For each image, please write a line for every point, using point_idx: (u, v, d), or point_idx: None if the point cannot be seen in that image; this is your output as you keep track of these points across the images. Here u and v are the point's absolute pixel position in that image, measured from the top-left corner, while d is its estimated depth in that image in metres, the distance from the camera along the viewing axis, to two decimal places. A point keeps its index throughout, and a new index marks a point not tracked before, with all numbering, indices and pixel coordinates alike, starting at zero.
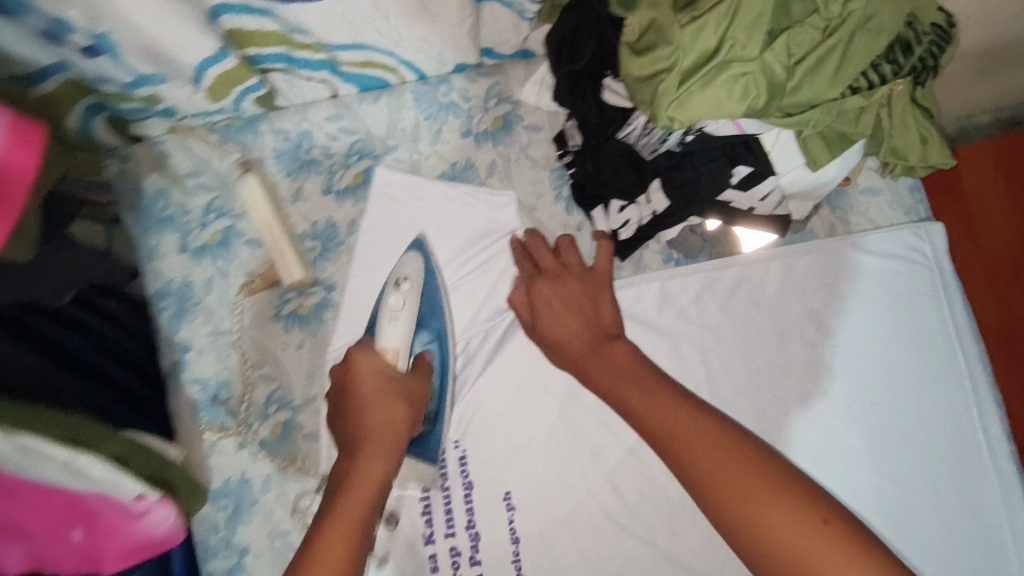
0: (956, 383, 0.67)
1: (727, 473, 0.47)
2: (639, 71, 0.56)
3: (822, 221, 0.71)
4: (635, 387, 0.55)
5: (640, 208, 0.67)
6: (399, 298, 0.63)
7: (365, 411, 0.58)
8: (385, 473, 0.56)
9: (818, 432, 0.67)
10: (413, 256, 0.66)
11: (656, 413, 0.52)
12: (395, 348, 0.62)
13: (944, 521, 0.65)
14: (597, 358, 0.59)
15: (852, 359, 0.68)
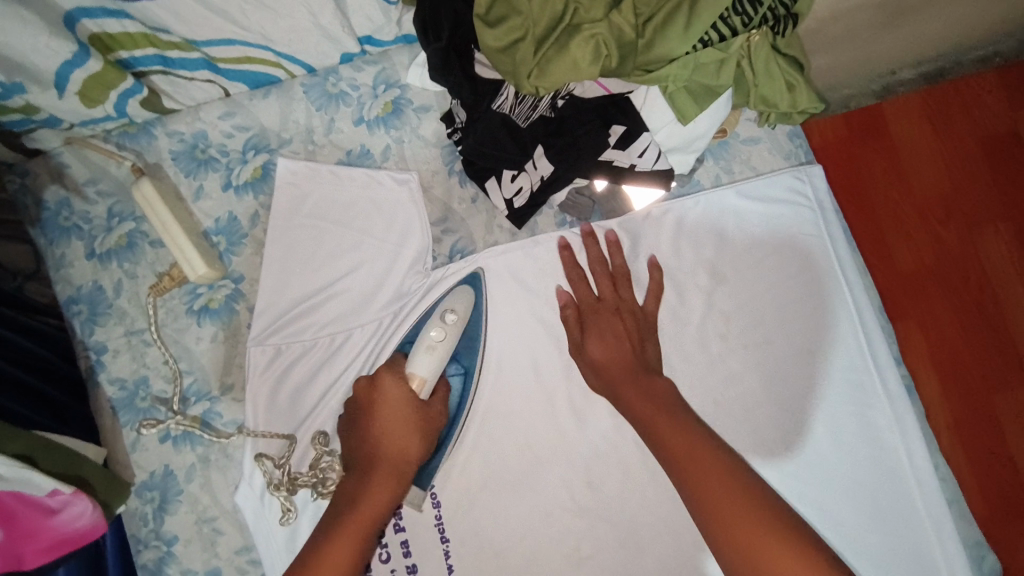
0: (844, 316, 0.69)
1: (730, 514, 0.53)
2: (496, 42, 0.60)
3: (707, 173, 0.73)
4: (670, 419, 0.59)
5: (530, 175, 0.69)
6: (440, 330, 0.63)
7: (384, 434, 0.60)
8: (380, 517, 0.57)
9: (720, 376, 0.69)
10: (463, 292, 0.67)
11: (679, 443, 0.58)
12: (423, 376, 0.62)
13: (848, 440, 0.67)
14: (638, 388, 0.62)
15: (746, 301, 0.70)
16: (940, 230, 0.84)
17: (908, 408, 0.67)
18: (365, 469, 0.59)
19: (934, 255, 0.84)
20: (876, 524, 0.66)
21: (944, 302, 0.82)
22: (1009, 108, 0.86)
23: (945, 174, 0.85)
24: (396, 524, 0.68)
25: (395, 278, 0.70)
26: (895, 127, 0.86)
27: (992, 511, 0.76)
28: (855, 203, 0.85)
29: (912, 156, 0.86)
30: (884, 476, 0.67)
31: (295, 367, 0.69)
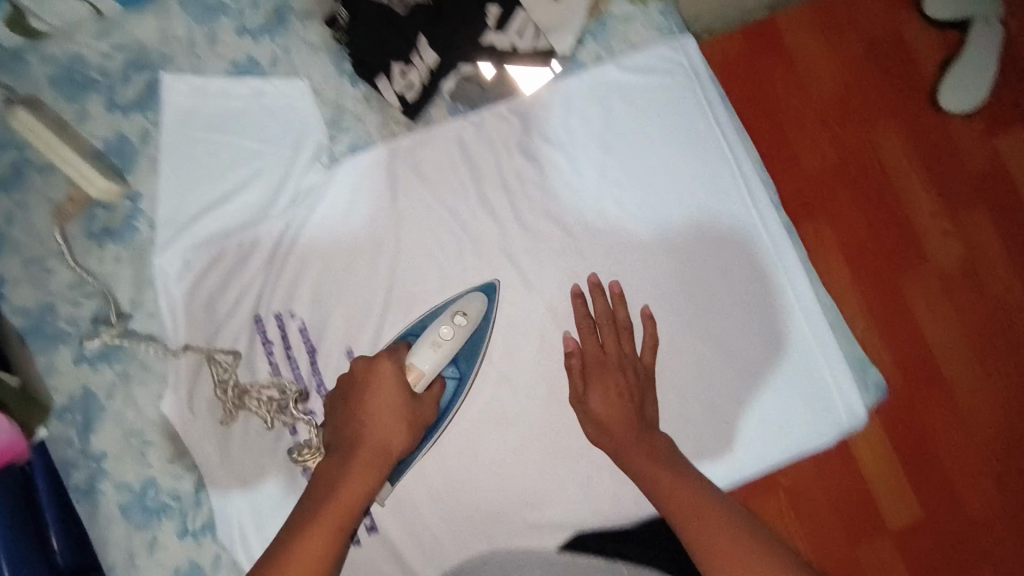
0: (726, 172, 0.74)
1: (726, 552, 0.58)
2: None
3: (589, 52, 0.75)
4: (670, 477, 0.64)
5: (419, 68, 0.71)
6: (449, 328, 0.67)
7: (379, 419, 0.62)
8: (358, 507, 0.58)
9: (619, 239, 0.73)
10: (479, 297, 0.70)
11: (679, 497, 0.62)
12: (421, 369, 0.65)
13: (761, 330, 0.73)
14: (638, 442, 0.66)
15: (637, 168, 0.74)
16: (838, 129, 0.88)
17: (788, 246, 0.74)
18: (348, 451, 0.61)
19: (835, 154, 0.87)
20: (766, 355, 0.73)
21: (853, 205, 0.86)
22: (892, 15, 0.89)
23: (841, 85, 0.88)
24: (328, 413, 0.71)
25: (298, 178, 0.71)
26: (789, 37, 0.88)
27: (909, 393, 0.85)
28: (753, 110, 0.87)
29: (807, 61, 0.88)
30: (771, 312, 0.73)
31: (207, 276, 0.70)
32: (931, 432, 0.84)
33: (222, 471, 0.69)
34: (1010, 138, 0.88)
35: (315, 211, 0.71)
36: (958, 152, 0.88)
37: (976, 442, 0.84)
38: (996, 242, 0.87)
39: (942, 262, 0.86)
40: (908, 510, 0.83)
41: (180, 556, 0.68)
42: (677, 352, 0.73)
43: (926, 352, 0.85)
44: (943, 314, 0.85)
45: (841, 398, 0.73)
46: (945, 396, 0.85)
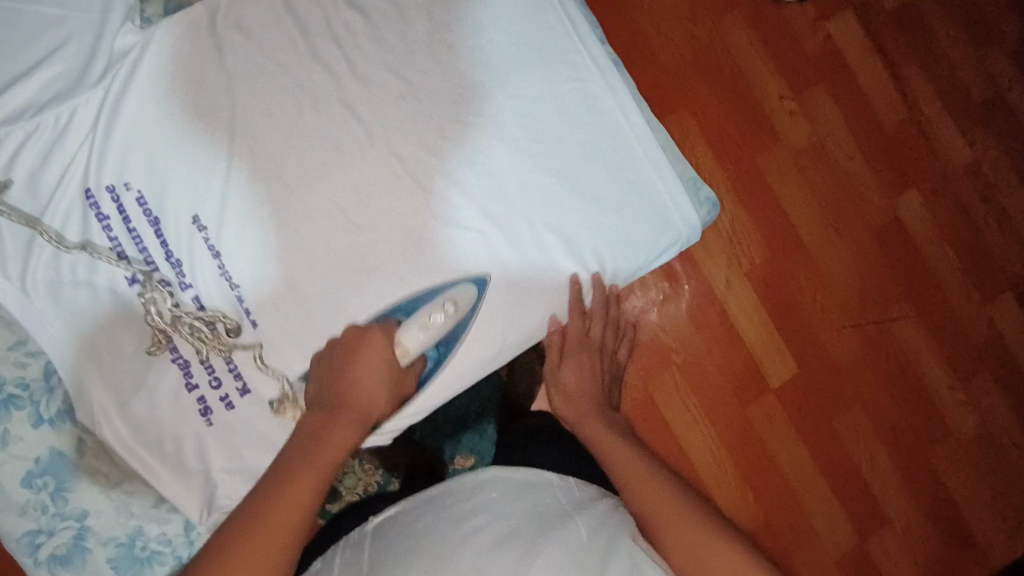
0: (547, 7, 0.78)
1: (654, 491, 0.62)
2: None
3: None
4: (612, 447, 0.70)
5: None
6: (441, 316, 0.69)
7: (358, 378, 0.65)
8: (341, 460, 0.60)
9: (456, 81, 0.75)
10: (467, 288, 0.72)
11: (616, 455, 0.68)
12: (407, 348, 0.68)
13: (630, 214, 0.79)
14: (590, 424, 0.74)
15: (463, 11, 0.76)
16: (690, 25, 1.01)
17: (614, 74, 0.79)
18: (335, 408, 0.63)
19: (688, 48, 1.01)
20: (608, 181, 0.78)
21: (710, 97, 1.01)
22: None
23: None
24: (183, 281, 0.70)
25: (111, 41, 0.68)
26: None
27: (773, 257, 1.01)
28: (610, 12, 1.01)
29: None
30: (608, 139, 0.79)
31: (21, 153, 0.65)
32: (791, 276, 1.02)
33: (72, 353, 0.66)
34: (837, 25, 1.04)
35: (135, 74, 0.68)
36: (797, 40, 1.03)
37: (826, 281, 1.03)
38: (833, 118, 1.03)
39: (791, 139, 1.02)
40: (779, 354, 1.02)
41: (39, 445, 0.65)
42: (525, 184, 0.77)
43: (782, 210, 1.02)
44: (794, 182, 1.02)
45: (679, 212, 0.79)
46: (798, 245, 1.02)
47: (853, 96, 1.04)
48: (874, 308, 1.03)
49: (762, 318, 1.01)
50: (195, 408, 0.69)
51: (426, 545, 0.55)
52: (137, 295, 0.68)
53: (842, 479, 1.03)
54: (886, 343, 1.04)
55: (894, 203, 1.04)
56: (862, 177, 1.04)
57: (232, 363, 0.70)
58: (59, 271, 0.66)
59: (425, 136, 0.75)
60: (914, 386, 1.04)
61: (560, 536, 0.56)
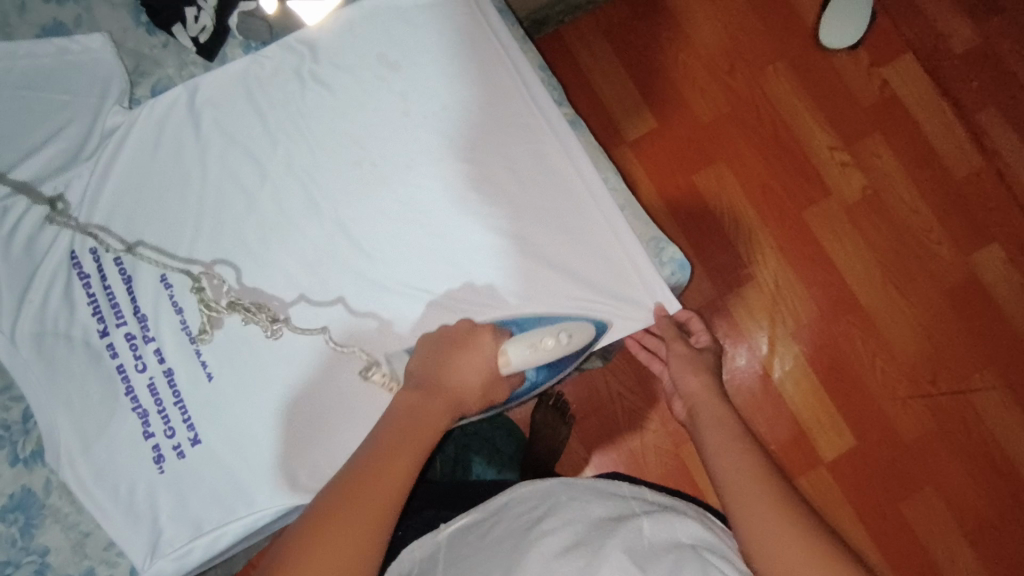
0: (503, 72, 0.80)
1: (744, 484, 0.63)
2: None
3: None
4: (727, 426, 0.70)
5: (206, 10, 0.77)
6: (554, 340, 0.70)
7: (463, 375, 0.68)
8: (431, 445, 0.63)
9: (414, 146, 0.79)
10: (581, 322, 0.74)
11: (718, 443, 0.68)
12: (508, 360, 0.70)
13: (605, 272, 0.77)
14: (710, 404, 0.73)
15: (421, 81, 0.80)
16: (723, 82, 1.24)
17: (569, 135, 0.79)
18: (432, 391, 0.66)
19: (727, 101, 1.24)
20: (562, 241, 0.77)
21: (755, 159, 1.22)
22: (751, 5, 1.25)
23: (728, 49, 1.24)
24: (146, 334, 0.75)
25: (102, 121, 0.77)
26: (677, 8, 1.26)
27: (827, 309, 1.19)
28: (650, 71, 1.25)
29: (698, 31, 1.25)
30: (564, 200, 0.78)
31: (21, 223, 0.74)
32: (853, 338, 1.19)
33: (46, 398, 0.72)
34: (893, 70, 1.22)
35: (119, 149, 0.77)
36: (847, 95, 1.23)
37: (888, 344, 1.18)
38: (892, 171, 1.21)
39: (844, 192, 1.21)
40: (833, 429, 1.17)
41: (12, 484, 0.70)
42: (477, 247, 0.78)
43: (835, 273, 1.20)
44: (847, 241, 1.20)
45: (640, 275, 0.76)
46: (858, 308, 1.19)
47: (920, 143, 1.21)
48: (946, 379, 1.17)
49: (809, 381, 1.19)
50: (149, 456, 0.73)
51: (500, 551, 0.63)
52: (105, 346, 0.74)
53: (891, 529, 1.15)
54: (962, 412, 1.16)
55: (971, 264, 1.18)
56: (928, 236, 1.19)
57: (186, 414, 0.74)
58: (43, 324, 0.73)
59: (383, 201, 0.78)
60: (994, 464, 1.15)
61: (623, 538, 0.62)
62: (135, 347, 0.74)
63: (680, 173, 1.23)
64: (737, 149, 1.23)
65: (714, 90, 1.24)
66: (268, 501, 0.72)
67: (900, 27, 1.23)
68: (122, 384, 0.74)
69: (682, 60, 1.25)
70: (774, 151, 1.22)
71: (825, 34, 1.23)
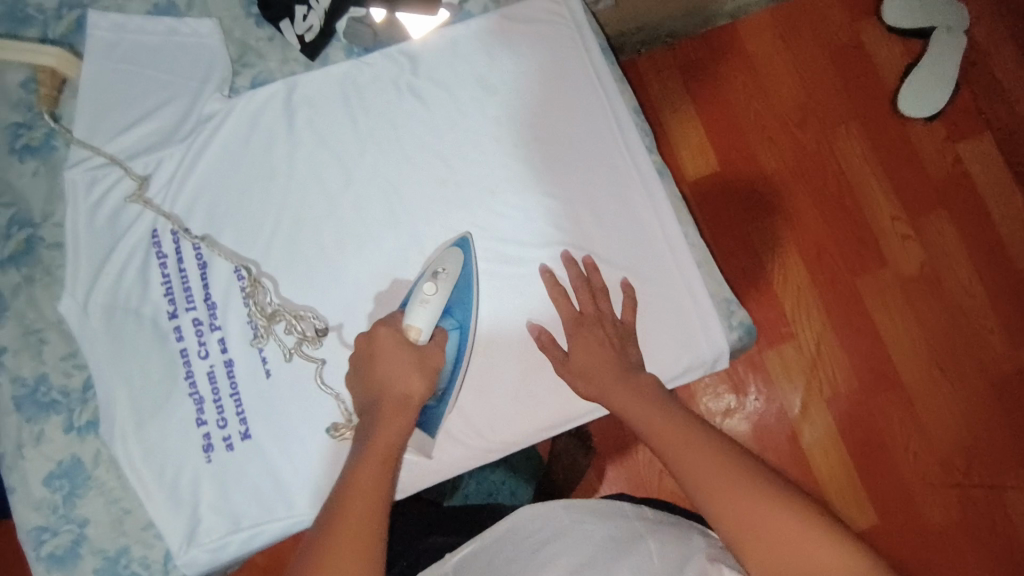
0: (599, 112, 0.80)
1: (723, 488, 0.56)
2: None
3: (476, 4, 0.83)
4: (670, 423, 0.63)
5: (316, 10, 0.77)
6: (432, 283, 0.70)
7: (388, 368, 0.67)
8: (396, 443, 0.63)
9: (500, 171, 0.79)
10: (453, 251, 0.74)
11: (674, 438, 0.61)
12: (418, 325, 0.69)
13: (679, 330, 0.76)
14: (636, 393, 0.67)
15: (516, 109, 0.80)
16: (796, 133, 1.19)
17: (657, 183, 0.79)
18: (374, 404, 0.66)
19: (796, 154, 1.18)
20: (582, 297, 0.74)
21: (822, 220, 1.16)
22: (834, 59, 1.20)
23: (803, 102, 1.19)
24: (213, 322, 0.75)
25: (201, 106, 0.78)
26: (755, 48, 1.20)
27: (862, 381, 1.12)
28: (721, 106, 1.19)
29: (775, 75, 1.20)
30: (643, 246, 0.77)
31: (111, 195, 0.76)
32: (892, 420, 1.12)
33: (109, 371, 0.73)
34: (968, 147, 1.17)
35: (213, 138, 0.78)
36: (917, 166, 1.17)
37: (925, 429, 1.11)
38: (951, 247, 1.15)
39: (899, 263, 1.15)
40: (853, 498, 1.10)
41: (65, 449, 0.71)
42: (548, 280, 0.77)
43: (882, 346, 1.13)
44: (898, 315, 1.13)
45: (703, 331, 0.76)
46: (898, 384, 1.12)
47: (983, 224, 1.15)
48: (978, 469, 1.10)
49: (837, 452, 1.11)
50: (199, 444, 0.73)
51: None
52: (172, 328, 0.75)
53: None
54: (990, 504, 1.09)
55: (1019, 353, 1.12)
56: (981, 324, 1.13)
57: (240, 407, 0.74)
58: (116, 298, 0.74)
59: (461, 219, 0.78)
60: (1014, 559, 1.07)
61: (633, 560, 0.55)
62: (200, 333, 0.75)
63: (741, 221, 1.16)
64: (802, 205, 1.17)
65: (786, 140, 1.18)
66: (307, 506, 0.72)
67: (981, 104, 1.18)
68: (182, 368, 0.74)
69: (755, 105, 1.19)
70: (834, 213, 1.16)
71: (903, 103, 1.17)
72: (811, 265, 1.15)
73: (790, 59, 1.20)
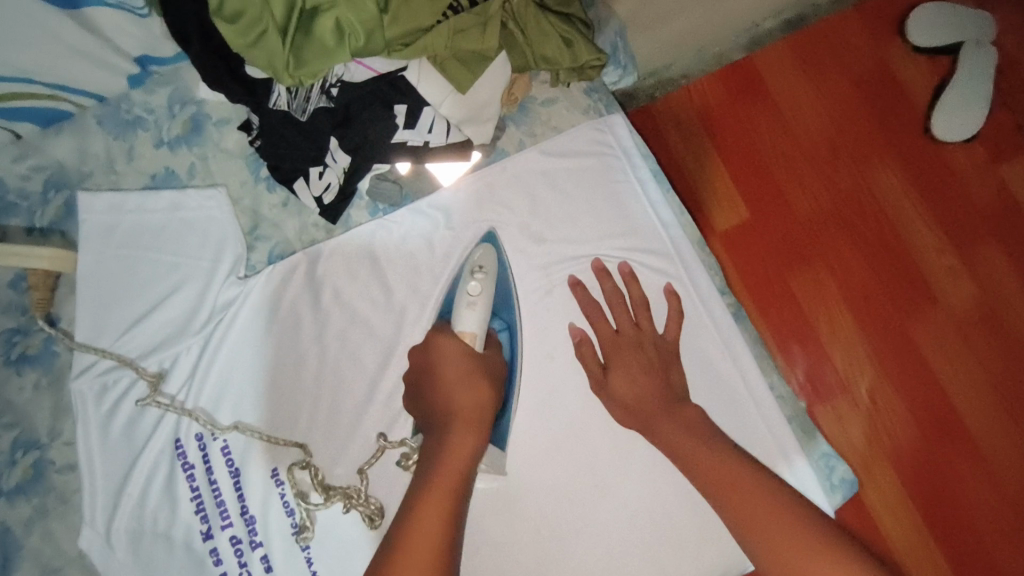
0: (658, 249, 0.73)
1: (764, 521, 0.55)
2: (240, 36, 0.57)
3: (510, 139, 0.74)
4: (708, 448, 0.62)
5: (334, 169, 0.69)
6: (476, 283, 0.66)
7: (455, 385, 0.61)
8: (471, 462, 0.57)
9: (558, 328, 0.72)
10: (486, 248, 0.69)
11: (715, 469, 0.61)
12: (473, 330, 0.65)
13: None
14: (670, 416, 0.65)
15: (568, 257, 0.73)
16: (823, 167, 1.00)
17: (734, 330, 0.72)
18: (443, 425, 0.59)
19: (826, 189, 1.00)
20: (618, 313, 0.70)
21: (863, 261, 0.97)
22: (856, 77, 1.03)
23: (828, 130, 1.01)
24: (253, 539, 0.68)
25: (216, 293, 0.70)
26: (767, 73, 1.03)
27: (924, 435, 0.92)
28: (732, 135, 1.02)
29: (792, 102, 1.02)
30: (726, 402, 0.70)
31: (124, 402, 0.68)
32: (966, 484, 0.91)
33: None
34: (1015, 168, 0.98)
35: (233, 327, 0.70)
36: (963, 193, 0.99)
37: (1006, 491, 0.91)
38: (1007, 280, 0.96)
39: (952, 301, 0.96)
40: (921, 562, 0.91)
41: None
42: (624, 450, 0.70)
43: (946, 401, 0.93)
44: (958, 359, 0.94)
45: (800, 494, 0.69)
46: (967, 442, 0.92)
47: None
48: None
49: (905, 519, 0.91)
50: None
51: None
52: (208, 551, 0.67)
53: None
54: None
55: None
56: None
57: None
58: (142, 523, 0.66)
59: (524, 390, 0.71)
60: None
61: None
62: (240, 554, 0.67)
63: (775, 272, 0.98)
64: (834, 248, 0.98)
65: (813, 175, 1.00)
66: None
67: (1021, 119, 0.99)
68: None
69: (771, 136, 1.02)
70: (876, 251, 0.98)
71: (939, 126, 0.99)
72: (854, 314, 0.96)
73: (806, 81, 1.02)
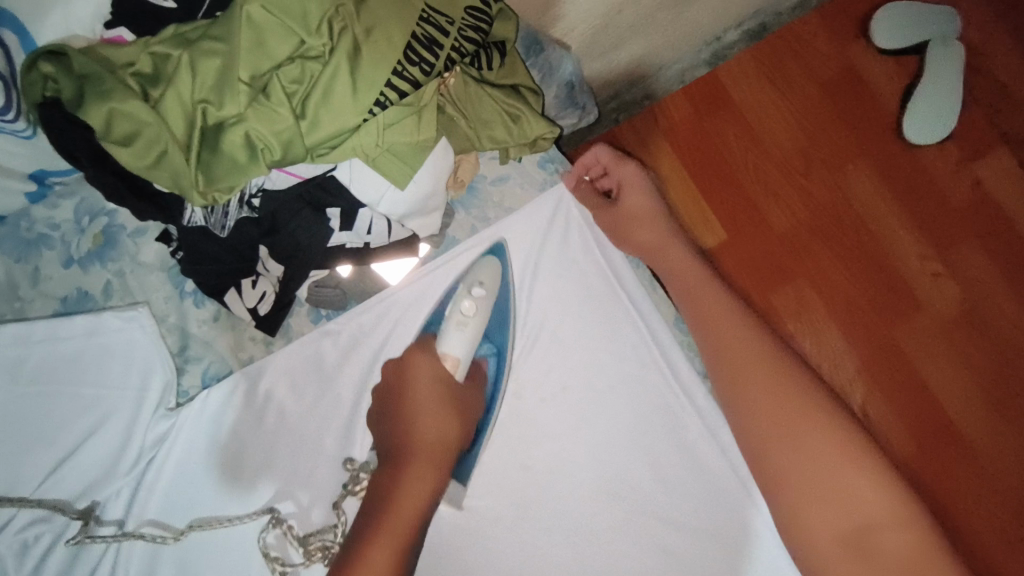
0: (630, 332, 0.67)
1: (783, 416, 0.58)
2: (136, 160, 0.50)
3: (461, 226, 0.68)
4: (742, 337, 0.62)
5: (267, 278, 0.62)
6: (472, 302, 0.61)
7: (426, 409, 0.58)
8: (421, 508, 0.55)
9: (528, 429, 0.66)
10: (490, 263, 0.64)
11: (742, 356, 0.61)
12: (457, 355, 0.60)
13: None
14: (707, 286, 0.65)
15: (533, 351, 0.67)
16: (796, 180, 0.92)
17: None
18: (398, 463, 0.56)
19: (802, 203, 0.91)
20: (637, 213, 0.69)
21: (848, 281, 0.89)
22: (823, 80, 0.93)
23: (799, 138, 0.92)
24: None
25: (147, 426, 0.63)
26: (728, 81, 0.94)
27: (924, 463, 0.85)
28: (695, 152, 0.93)
29: (757, 112, 0.93)
30: (714, 495, 0.63)
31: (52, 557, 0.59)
32: (977, 511, 0.84)
33: None
34: (988, 167, 0.89)
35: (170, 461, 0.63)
36: (946, 197, 0.90)
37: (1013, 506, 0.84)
38: (997, 288, 0.88)
39: (943, 316, 0.88)
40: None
41: None
42: (617, 558, 0.63)
43: (946, 421, 0.86)
44: (955, 377, 0.86)
45: None
46: (972, 465, 0.85)
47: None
48: None
49: None
50: None
51: None
52: None
53: None
54: None
55: None
56: None
57: None
58: None
59: (494, 500, 0.64)
60: None
61: None
62: None
63: (756, 296, 0.90)
64: (816, 267, 0.90)
65: (786, 189, 0.92)
66: None
67: (994, 114, 0.90)
68: None
69: (738, 149, 0.93)
70: (862, 268, 0.89)
71: (911, 126, 0.90)
72: (846, 339, 0.88)
73: (770, 87, 0.93)
